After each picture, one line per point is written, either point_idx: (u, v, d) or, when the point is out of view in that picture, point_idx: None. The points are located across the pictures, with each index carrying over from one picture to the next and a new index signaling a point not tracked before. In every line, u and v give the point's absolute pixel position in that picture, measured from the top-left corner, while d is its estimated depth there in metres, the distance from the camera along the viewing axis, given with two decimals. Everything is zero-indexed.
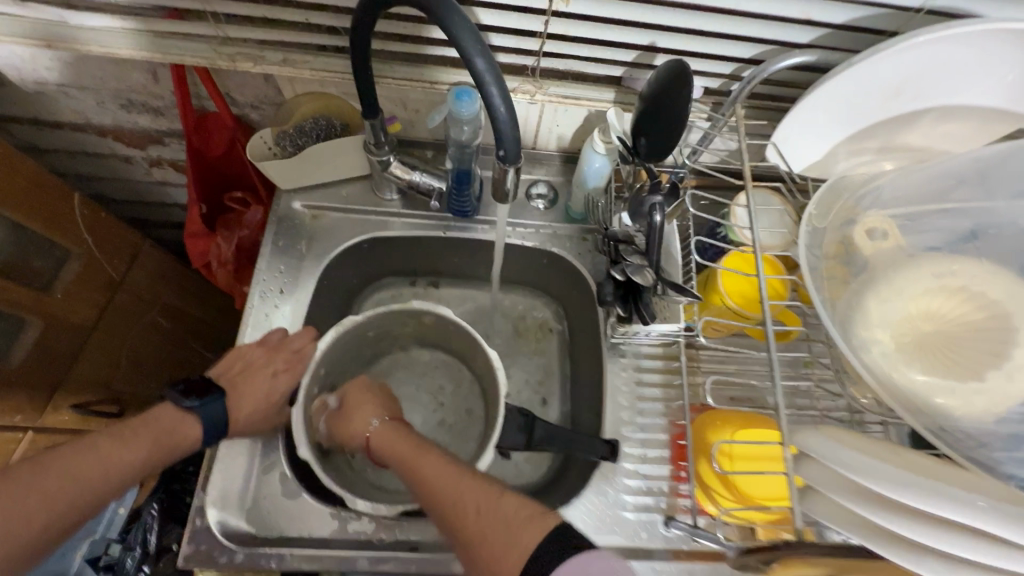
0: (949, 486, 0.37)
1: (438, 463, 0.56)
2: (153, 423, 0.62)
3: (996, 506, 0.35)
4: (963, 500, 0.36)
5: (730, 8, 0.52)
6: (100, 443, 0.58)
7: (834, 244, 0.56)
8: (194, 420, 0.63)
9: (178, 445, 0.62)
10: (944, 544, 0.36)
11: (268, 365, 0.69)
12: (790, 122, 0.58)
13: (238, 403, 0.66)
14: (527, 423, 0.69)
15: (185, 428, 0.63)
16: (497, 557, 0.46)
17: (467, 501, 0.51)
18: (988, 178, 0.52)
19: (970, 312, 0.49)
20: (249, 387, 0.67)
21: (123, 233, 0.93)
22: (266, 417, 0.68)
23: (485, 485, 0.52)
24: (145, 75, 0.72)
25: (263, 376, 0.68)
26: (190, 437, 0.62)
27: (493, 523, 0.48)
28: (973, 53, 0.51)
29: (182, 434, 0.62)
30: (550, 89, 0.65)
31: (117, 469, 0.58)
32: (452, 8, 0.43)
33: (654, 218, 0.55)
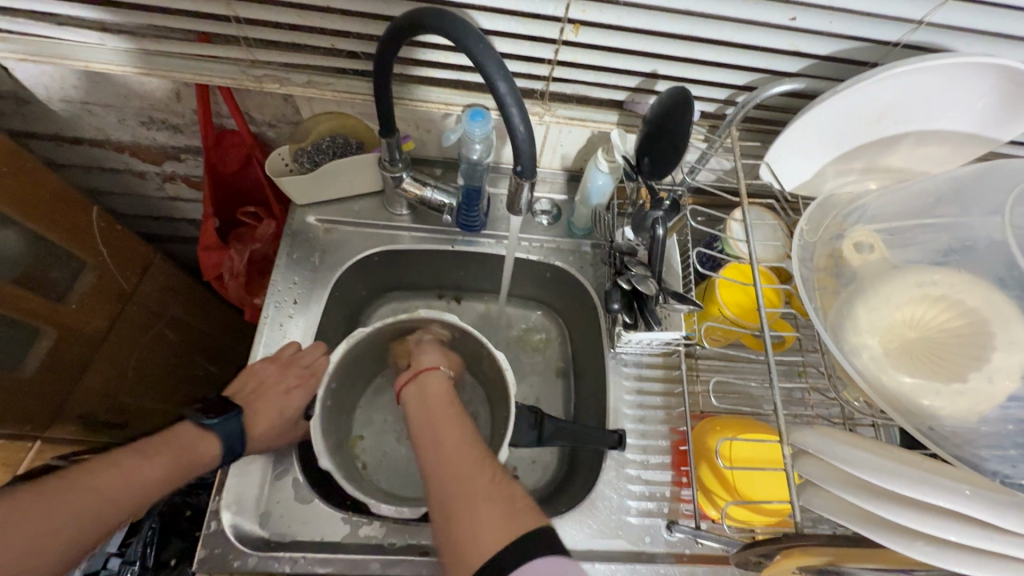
0: (939, 477, 0.40)
1: (468, 430, 0.59)
2: (173, 442, 0.63)
3: (982, 495, 0.38)
4: (951, 489, 0.38)
5: (725, 40, 0.57)
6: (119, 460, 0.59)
7: (824, 257, 0.61)
8: (213, 436, 0.65)
9: (198, 461, 0.63)
10: (933, 529, 0.39)
11: (281, 382, 0.71)
12: (782, 144, 0.63)
13: (254, 417, 0.68)
14: (537, 421, 0.72)
15: (204, 445, 0.64)
16: (489, 522, 0.48)
17: (481, 467, 0.54)
18: (963, 195, 0.56)
19: (952, 318, 0.52)
20: (264, 404, 0.70)
21: (137, 245, 0.94)
22: (282, 433, 0.70)
23: (497, 468, 0.54)
24: (169, 94, 0.75)
25: (276, 394, 0.70)
26: (209, 454, 0.64)
27: (496, 496, 0.50)
28: (947, 83, 0.55)
29: (203, 451, 0.64)
30: (558, 111, 0.69)
31: (138, 484, 0.59)
32: (475, 37, 0.47)
33: (658, 231, 0.59)
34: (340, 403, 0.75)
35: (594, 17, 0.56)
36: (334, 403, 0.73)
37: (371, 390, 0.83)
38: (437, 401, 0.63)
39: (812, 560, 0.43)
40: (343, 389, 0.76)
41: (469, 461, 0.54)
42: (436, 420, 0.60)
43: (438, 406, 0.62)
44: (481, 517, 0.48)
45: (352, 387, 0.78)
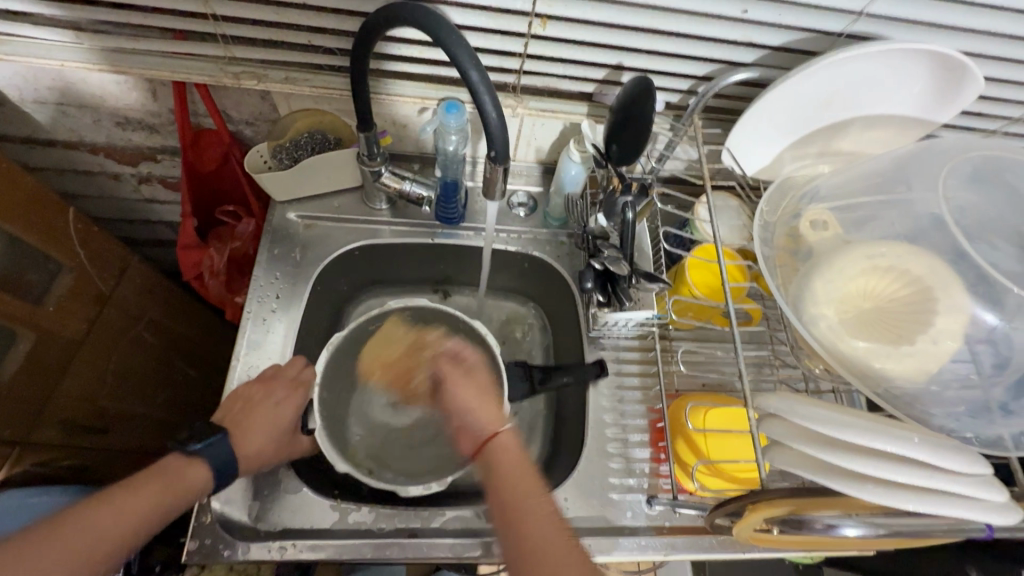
0: (890, 426, 0.44)
1: (540, 506, 0.52)
2: (159, 475, 0.58)
3: (929, 442, 0.43)
4: (900, 438, 0.43)
5: (684, 33, 0.60)
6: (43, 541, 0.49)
7: (783, 237, 0.64)
8: (200, 463, 0.61)
9: (189, 491, 0.59)
10: (893, 475, 0.42)
11: (267, 398, 0.69)
12: (742, 129, 0.66)
13: (241, 438, 0.65)
14: (527, 374, 0.81)
15: (193, 473, 0.60)
16: None
17: (566, 561, 0.48)
18: (906, 171, 0.60)
19: (899, 288, 0.56)
20: (256, 421, 0.67)
21: (115, 248, 0.94)
22: (275, 447, 0.68)
23: (585, 556, 0.49)
24: (146, 93, 0.76)
25: (266, 409, 0.68)
26: (200, 482, 0.60)
27: None
28: (887, 69, 0.60)
29: (193, 479, 0.59)
30: (530, 103, 0.72)
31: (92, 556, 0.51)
32: (449, 29, 0.49)
33: (627, 215, 0.62)
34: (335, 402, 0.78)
35: (560, 11, 0.58)
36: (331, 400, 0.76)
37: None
38: (509, 471, 0.54)
39: (775, 511, 0.46)
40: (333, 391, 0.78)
41: (553, 563, 0.48)
42: (507, 498, 0.53)
43: (513, 482, 0.54)
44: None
45: None
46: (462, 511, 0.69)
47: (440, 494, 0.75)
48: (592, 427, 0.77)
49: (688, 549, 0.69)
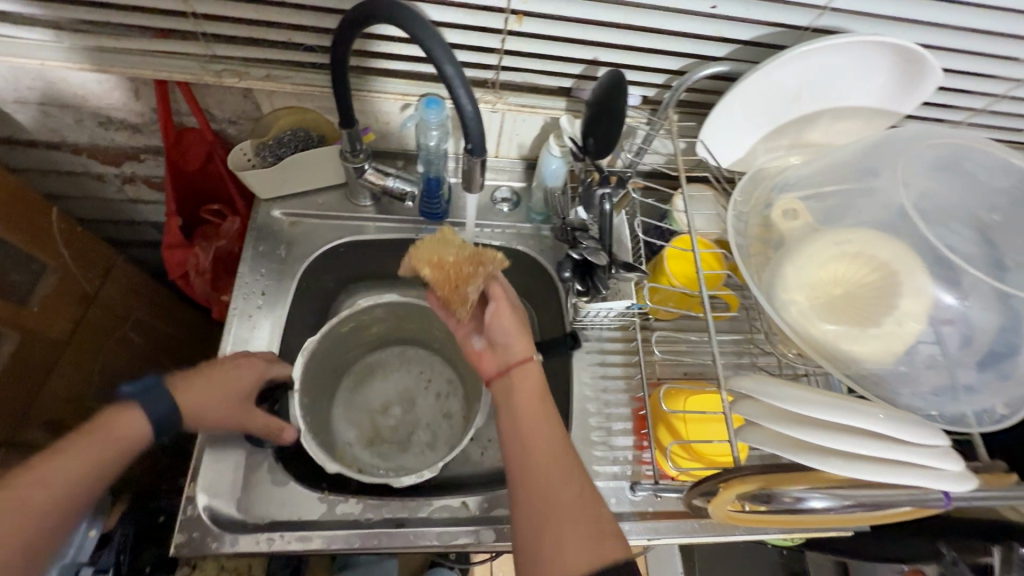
0: (856, 403, 0.46)
1: (557, 439, 0.56)
2: (94, 427, 0.60)
3: (893, 419, 0.44)
4: (865, 414, 0.44)
5: (656, 28, 0.62)
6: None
7: (757, 226, 0.66)
8: (135, 409, 0.62)
9: (130, 436, 0.61)
10: (861, 450, 0.44)
11: (234, 361, 0.69)
12: (714, 122, 0.68)
13: (188, 384, 0.65)
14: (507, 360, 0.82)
15: (131, 421, 0.61)
16: (575, 546, 0.49)
17: (569, 487, 0.53)
18: (873, 158, 0.61)
19: (867, 274, 0.57)
20: (210, 377, 0.67)
21: (99, 248, 0.94)
22: (226, 409, 0.66)
23: (587, 484, 0.54)
24: (128, 93, 0.76)
25: (225, 368, 0.68)
26: (140, 425, 0.61)
27: (579, 519, 0.51)
28: (851, 62, 0.62)
29: (132, 426, 0.61)
30: (509, 99, 0.74)
31: (48, 511, 0.54)
32: (424, 25, 0.50)
33: (604, 207, 0.65)
34: (316, 404, 0.79)
35: (536, 8, 0.60)
36: (312, 402, 0.77)
37: (345, 390, 0.87)
38: (525, 403, 0.59)
39: (746, 488, 0.47)
40: (315, 395, 0.79)
41: (548, 482, 0.53)
42: (518, 421, 0.58)
43: (527, 412, 0.59)
44: (558, 545, 0.50)
45: (325, 380, 0.82)
46: (450, 501, 0.71)
47: (427, 485, 0.76)
48: (576, 416, 0.78)
49: (671, 533, 0.71)
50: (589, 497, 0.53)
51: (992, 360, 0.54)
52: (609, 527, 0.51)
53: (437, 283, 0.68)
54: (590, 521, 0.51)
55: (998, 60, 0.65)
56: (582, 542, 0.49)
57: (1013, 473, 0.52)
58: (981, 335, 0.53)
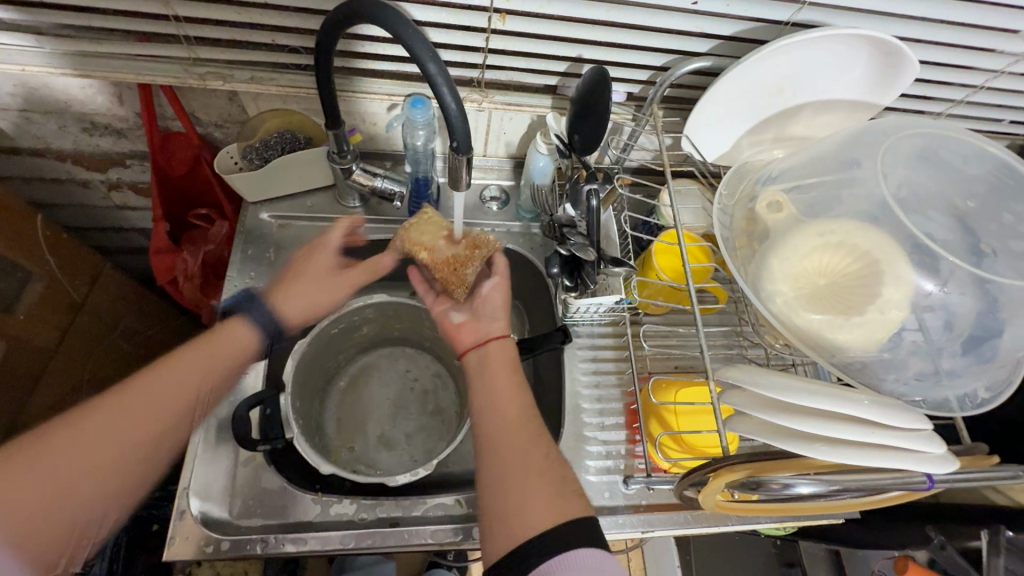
0: (842, 390, 0.46)
1: (522, 407, 0.59)
2: (217, 344, 0.65)
3: (878, 404, 0.45)
4: (851, 400, 0.45)
5: (638, 25, 0.63)
6: (160, 389, 0.59)
7: (743, 219, 0.67)
8: (241, 325, 0.67)
9: (225, 355, 0.65)
10: (844, 434, 0.44)
11: (312, 266, 0.73)
12: (698, 118, 0.69)
13: (281, 299, 0.71)
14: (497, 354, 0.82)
15: (231, 333, 0.66)
16: (539, 503, 0.50)
17: (534, 448, 0.55)
18: (854, 148, 0.62)
19: (850, 263, 0.57)
20: (304, 286, 0.72)
21: (85, 255, 0.93)
22: (328, 296, 0.73)
23: (552, 450, 0.56)
24: (111, 97, 0.76)
25: (318, 272, 0.73)
26: (241, 340, 0.67)
27: (542, 480, 0.52)
28: (830, 55, 0.64)
29: (229, 340, 0.66)
30: (495, 97, 0.74)
31: (150, 429, 0.57)
32: (407, 24, 0.51)
33: (592, 203, 0.65)
34: (306, 405, 0.79)
35: (518, 6, 0.60)
36: (302, 405, 0.77)
37: (337, 391, 0.87)
38: (495, 374, 0.62)
39: (736, 476, 0.48)
40: (305, 396, 0.79)
41: (517, 444, 0.55)
42: (488, 390, 0.60)
43: (498, 381, 0.61)
44: (524, 502, 0.51)
45: (315, 381, 0.82)
46: (444, 499, 0.71)
47: (421, 484, 0.76)
48: (568, 412, 0.79)
49: (664, 525, 0.72)
50: (554, 461, 0.55)
51: (973, 345, 0.55)
52: (575, 488, 0.53)
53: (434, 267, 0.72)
54: (555, 482, 0.52)
55: (974, 51, 0.67)
56: (544, 496, 0.51)
57: (995, 454, 0.53)
58: (962, 320, 0.54)
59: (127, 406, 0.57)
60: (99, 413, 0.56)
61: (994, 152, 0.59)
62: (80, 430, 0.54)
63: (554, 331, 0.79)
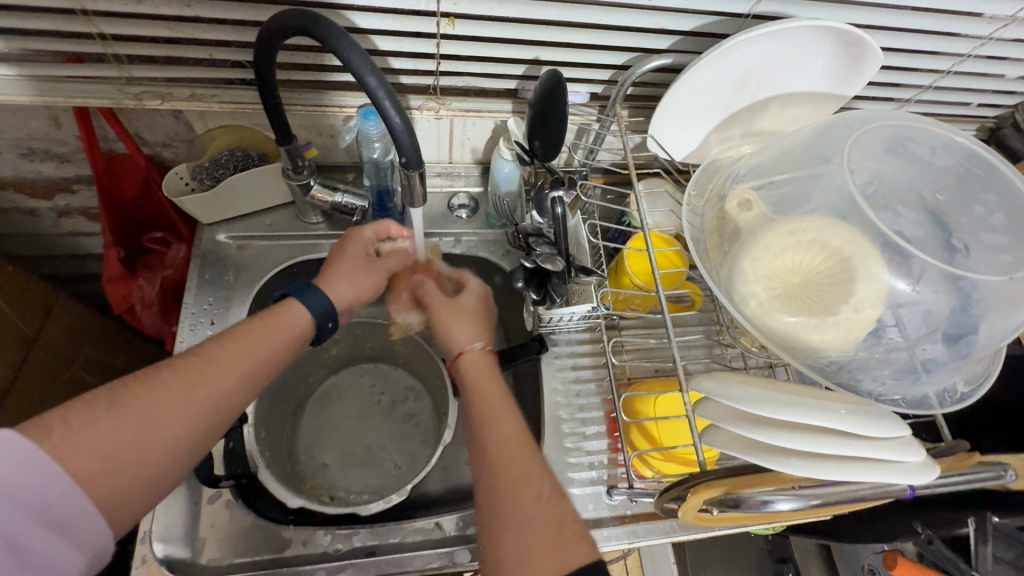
0: (817, 400, 0.45)
1: (513, 434, 0.54)
2: (284, 317, 0.57)
3: (854, 412, 0.43)
4: (829, 411, 0.43)
5: (594, 23, 0.60)
6: (205, 368, 0.50)
7: (714, 218, 0.65)
8: (298, 307, 0.58)
9: (293, 330, 0.57)
10: (824, 449, 0.43)
11: (355, 259, 0.65)
12: (662, 116, 0.67)
13: (335, 281, 0.62)
14: None
15: (293, 312, 0.58)
16: (539, 548, 0.46)
17: (529, 481, 0.50)
18: (824, 140, 0.60)
19: (822, 261, 0.55)
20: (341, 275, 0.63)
21: (35, 287, 0.89)
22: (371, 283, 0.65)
23: (551, 480, 0.51)
24: (47, 121, 0.71)
25: (355, 264, 0.64)
26: (302, 319, 0.58)
27: (543, 519, 0.47)
28: (792, 47, 0.62)
29: (291, 317, 0.57)
30: (453, 104, 0.72)
31: (210, 398, 0.49)
32: (342, 36, 0.47)
33: (557, 211, 0.64)
34: (275, 433, 0.77)
35: (466, 10, 0.58)
36: (269, 436, 0.75)
37: (308, 417, 0.84)
38: (476, 392, 0.58)
39: (714, 493, 0.46)
40: (271, 428, 0.76)
41: (509, 479, 0.50)
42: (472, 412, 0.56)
43: (481, 403, 0.57)
44: (518, 548, 0.46)
45: (281, 407, 0.79)
46: (423, 523, 0.68)
47: (400, 507, 0.73)
48: (548, 423, 0.76)
49: (649, 534, 0.70)
50: (554, 498, 0.49)
51: (951, 341, 0.54)
52: (576, 530, 0.47)
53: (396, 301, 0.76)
54: (553, 527, 0.47)
55: (937, 37, 0.65)
56: (544, 540, 0.46)
57: (978, 452, 0.51)
58: (938, 318, 0.53)
59: (168, 385, 0.47)
60: (144, 382, 0.47)
61: (961, 140, 0.58)
62: (121, 407, 0.45)
63: (530, 340, 0.78)
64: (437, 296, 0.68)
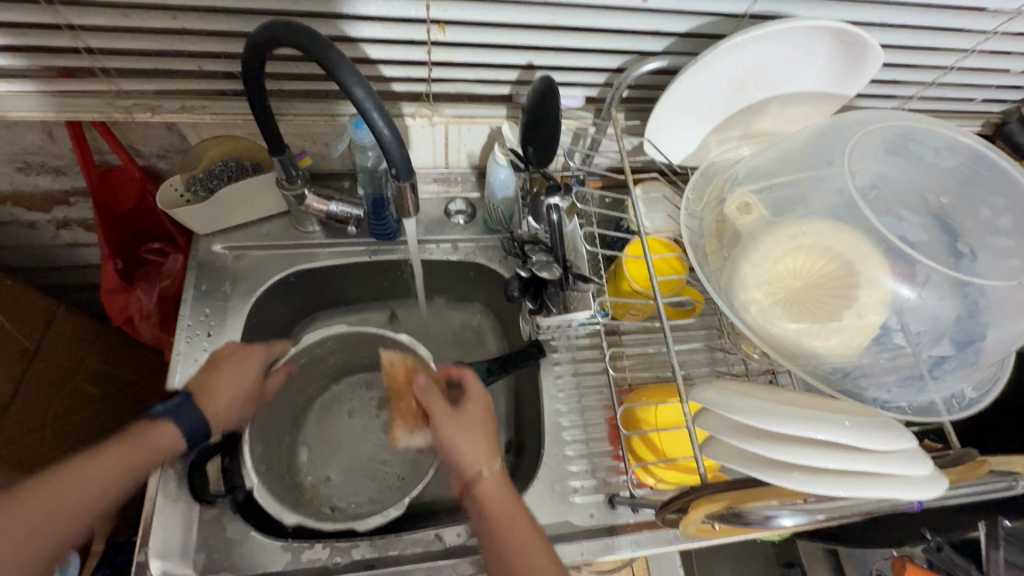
0: (819, 413, 0.44)
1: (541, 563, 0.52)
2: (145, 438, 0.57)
3: (858, 426, 0.43)
4: (833, 424, 0.42)
5: (588, 27, 0.59)
6: (53, 496, 0.51)
7: (713, 222, 0.63)
8: (167, 426, 0.59)
9: (155, 450, 0.57)
10: (827, 463, 0.42)
11: (244, 365, 0.66)
12: (659, 118, 0.66)
13: (213, 398, 0.62)
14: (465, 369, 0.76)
15: (158, 433, 0.58)
16: None
17: None
18: (824, 141, 0.58)
19: (824, 265, 0.54)
20: (224, 383, 0.64)
21: (34, 299, 0.89)
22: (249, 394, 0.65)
23: None
24: (41, 135, 0.71)
25: (236, 367, 0.65)
26: (166, 440, 0.58)
27: None
28: (790, 47, 0.61)
29: (157, 438, 0.58)
30: (447, 111, 0.71)
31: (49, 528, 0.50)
32: (328, 47, 0.47)
33: (553, 218, 0.63)
34: (273, 449, 0.76)
35: (457, 16, 0.57)
36: (267, 453, 0.73)
37: (309, 428, 0.84)
38: (498, 519, 0.54)
39: (716, 507, 0.44)
40: (270, 441, 0.75)
41: None
42: (496, 541, 0.53)
43: (503, 530, 0.54)
44: None
45: (276, 424, 0.77)
46: (422, 534, 0.67)
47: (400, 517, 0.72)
48: (548, 431, 0.75)
49: (652, 544, 0.68)
50: None
51: (957, 347, 0.52)
52: None
53: (399, 417, 0.68)
54: None
55: (940, 32, 0.64)
56: None
57: (988, 460, 0.50)
58: (944, 323, 0.51)
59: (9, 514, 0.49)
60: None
61: (965, 141, 0.57)
62: None
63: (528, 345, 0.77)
64: (438, 406, 0.63)
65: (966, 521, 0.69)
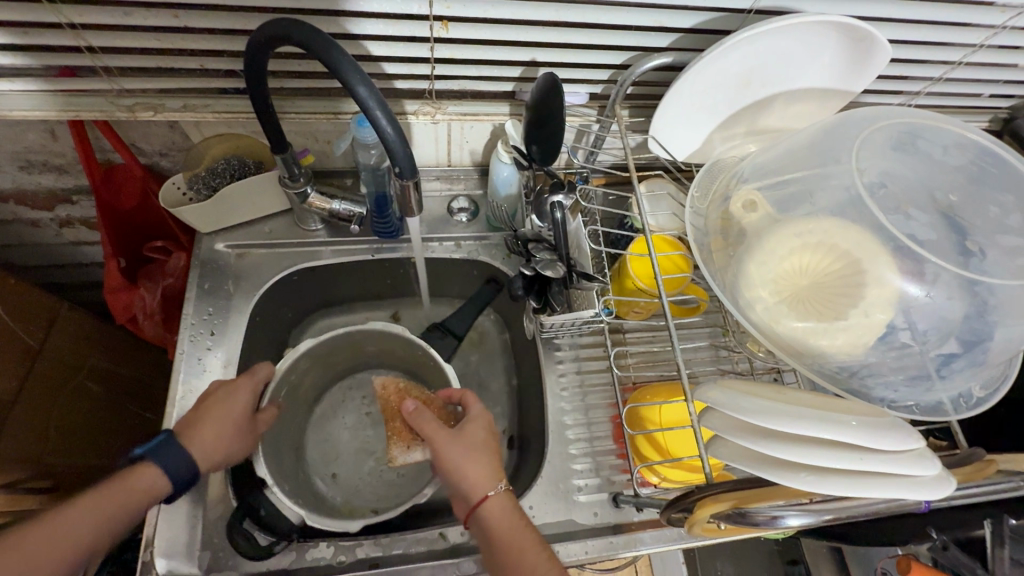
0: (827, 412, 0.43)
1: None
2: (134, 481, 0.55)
3: (866, 424, 0.42)
4: (841, 424, 0.42)
5: (592, 23, 0.59)
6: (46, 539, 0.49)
7: (718, 220, 0.63)
8: (150, 469, 0.56)
9: (146, 491, 0.55)
10: (834, 464, 0.41)
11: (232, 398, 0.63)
12: (663, 116, 0.65)
13: (199, 437, 0.59)
14: None
15: (142, 477, 0.55)
16: None
17: None
18: (830, 138, 0.58)
19: (831, 263, 0.54)
20: (209, 421, 0.61)
21: (38, 297, 0.90)
22: (240, 430, 0.62)
23: None
24: (43, 134, 0.71)
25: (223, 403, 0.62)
26: (152, 481, 0.55)
27: None
28: (796, 43, 0.60)
29: (143, 480, 0.55)
30: (449, 108, 0.71)
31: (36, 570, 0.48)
32: (331, 45, 0.46)
33: (557, 216, 0.63)
34: (292, 480, 0.73)
35: (460, 12, 0.56)
36: (289, 483, 0.71)
37: (311, 450, 0.82)
38: (505, 540, 0.54)
39: (720, 508, 0.44)
40: (286, 471, 0.73)
41: None
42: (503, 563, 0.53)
43: (510, 552, 0.53)
44: None
45: (287, 460, 0.74)
46: (427, 533, 0.67)
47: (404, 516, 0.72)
48: (552, 430, 0.75)
49: (656, 542, 0.68)
50: None
51: (965, 346, 0.52)
52: None
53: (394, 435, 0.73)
54: None
55: (948, 28, 0.63)
56: None
57: (995, 459, 0.50)
58: (951, 323, 0.51)
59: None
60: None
61: (973, 138, 0.56)
62: None
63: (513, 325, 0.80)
64: (439, 431, 0.62)
65: (971, 519, 0.69)
